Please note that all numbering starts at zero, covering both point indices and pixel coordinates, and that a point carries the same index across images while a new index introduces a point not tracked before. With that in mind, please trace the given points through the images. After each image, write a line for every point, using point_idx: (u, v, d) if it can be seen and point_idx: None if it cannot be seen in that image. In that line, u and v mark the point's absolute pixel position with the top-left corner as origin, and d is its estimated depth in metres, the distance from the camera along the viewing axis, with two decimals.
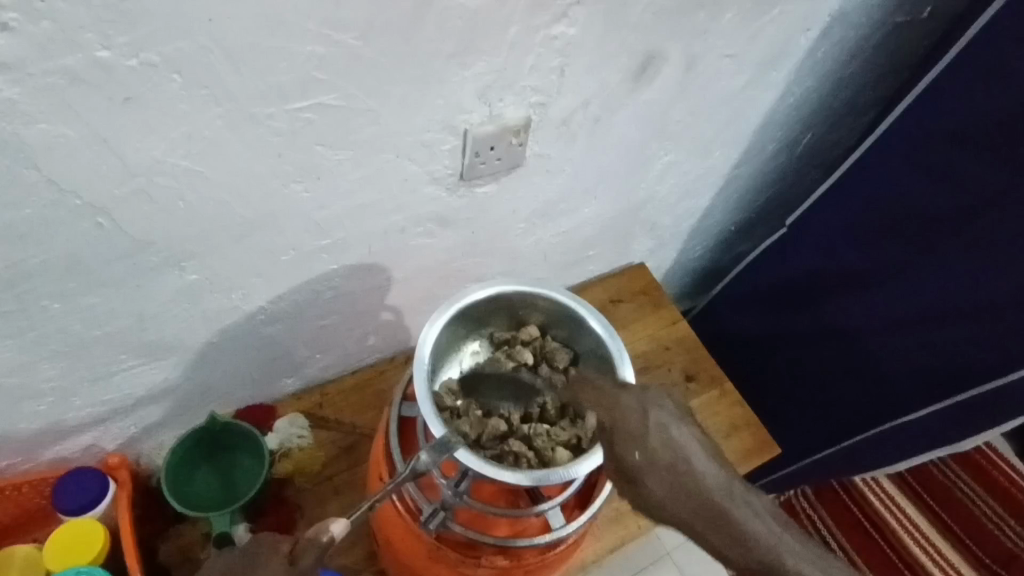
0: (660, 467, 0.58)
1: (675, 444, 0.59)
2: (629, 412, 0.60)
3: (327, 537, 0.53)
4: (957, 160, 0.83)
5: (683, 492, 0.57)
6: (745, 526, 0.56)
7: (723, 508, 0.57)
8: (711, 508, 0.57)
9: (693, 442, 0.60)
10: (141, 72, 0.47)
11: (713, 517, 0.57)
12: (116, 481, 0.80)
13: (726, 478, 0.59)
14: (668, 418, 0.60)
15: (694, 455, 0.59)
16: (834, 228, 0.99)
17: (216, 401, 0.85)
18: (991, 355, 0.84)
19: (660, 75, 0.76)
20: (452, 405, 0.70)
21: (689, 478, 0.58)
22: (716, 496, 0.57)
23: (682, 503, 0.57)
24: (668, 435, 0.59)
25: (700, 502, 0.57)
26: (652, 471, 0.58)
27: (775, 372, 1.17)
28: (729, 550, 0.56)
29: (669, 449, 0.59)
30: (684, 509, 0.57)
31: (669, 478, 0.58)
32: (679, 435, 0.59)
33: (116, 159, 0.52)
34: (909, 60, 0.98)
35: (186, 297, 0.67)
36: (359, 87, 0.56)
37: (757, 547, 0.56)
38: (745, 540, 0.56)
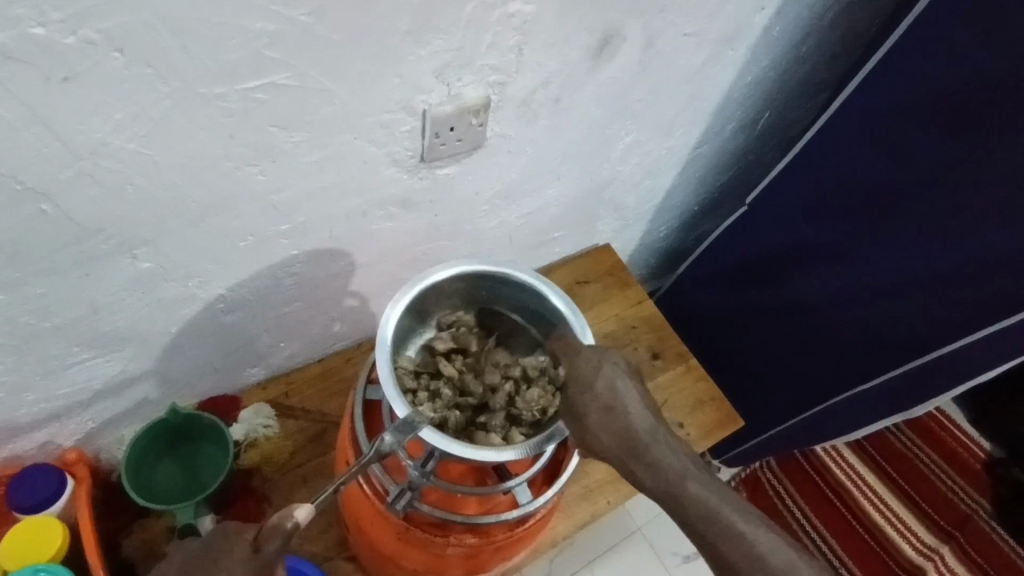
0: (599, 407, 0.64)
1: (615, 389, 0.64)
2: (581, 358, 0.66)
3: (292, 523, 0.52)
4: (905, 134, 0.86)
5: (616, 431, 0.63)
6: (666, 464, 0.62)
7: (650, 451, 0.62)
8: (637, 447, 0.63)
9: (635, 390, 0.65)
10: (80, 50, 0.45)
11: (639, 455, 0.63)
12: (76, 477, 0.79)
13: (656, 425, 0.64)
14: (613, 367, 0.65)
15: (631, 402, 0.64)
16: (792, 205, 1.02)
17: (177, 393, 0.83)
18: (943, 322, 0.87)
19: (619, 54, 0.76)
20: (411, 387, 0.71)
21: (623, 422, 0.63)
22: (643, 438, 0.63)
23: (613, 440, 0.63)
24: (612, 385, 0.64)
25: (628, 441, 0.63)
26: (591, 409, 0.64)
27: (739, 348, 1.19)
28: (647, 482, 0.62)
29: (609, 393, 0.64)
30: (613, 446, 0.63)
31: (604, 419, 0.63)
32: (621, 383, 0.64)
33: (57, 143, 0.50)
34: (861, 39, 1.00)
35: (140, 286, 0.65)
36: (312, 66, 0.55)
37: (671, 482, 0.61)
38: (663, 476, 0.62)
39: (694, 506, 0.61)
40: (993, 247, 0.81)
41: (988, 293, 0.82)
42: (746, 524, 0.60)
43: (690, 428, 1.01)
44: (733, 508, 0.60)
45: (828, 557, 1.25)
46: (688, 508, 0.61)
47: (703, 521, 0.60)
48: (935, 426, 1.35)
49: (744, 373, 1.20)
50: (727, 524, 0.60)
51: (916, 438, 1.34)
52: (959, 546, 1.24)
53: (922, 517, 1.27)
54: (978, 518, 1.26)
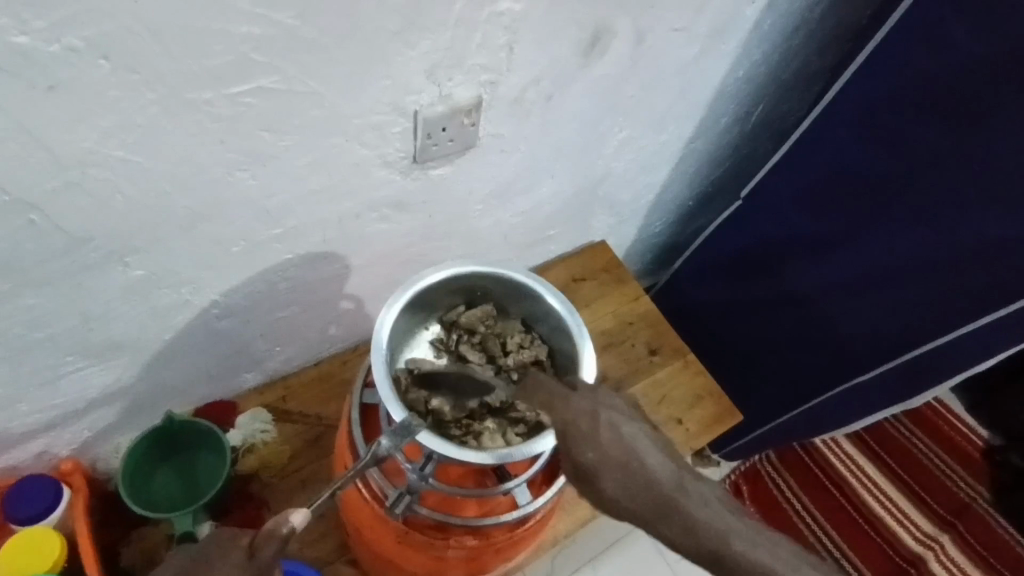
0: (614, 464, 0.58)
1: (626, 442, 0.60)
2: (579, 410, 0.60)
3: (287, 528, 0.52)
4: (898, 124, 0.85)
5: (637, 489, 0.58)
6: (694, 518, 0.56)
7: (673, 504, 0.57)
8: (662, 501, 0.57)
9: (642, 440, 0.60)
10: (64, 58, 0.45)
11: (663, 510, 0.57)
12: (72, 487, 0.78)
13: (677, 476, 0.59)
14: (621, 417, 0.61)
15: (643, 452, 0.60)
16: (787, 197, 1.01)
17: (172, 400, 0.82)
18: (940, 313, 0.88)
19: (610, 50, 0.76)
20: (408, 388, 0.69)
21: (640, 478, 0.58)
22: (665, 490, 0.58)
23: (637, 501, 0.58)
24: (619, 434, 0.60)
25: (652, 498, 0.58)
26: (605, 469, 0.59)
27: (736, 341, 1.20)
28: (675, 537, 0.57)
29: (619, 443, 0.59)
30: (634, 503, 0.58)
31: (623, 477, 0.58)
32: (626, 432, 0.60)
33: (45, 152, 0.49)
34: (853, 30, 1.00)
35: (131, 294, 0.65)
36: (300, 70, 0.55)
37: (709, 536, 0.56)
38: (696, 530, 0.56)
39: (734, 556, 0.55)
40: (987, 236, 0.81)
41: (984, 282, 0.82)
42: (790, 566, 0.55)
43: (689, 423, 1.01)
44: (776, 550, 0.56)
45: (828, 547, 1.25)
46: (729, 562, 0.55)
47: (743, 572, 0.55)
48: (933, 416, 1.35)
49: (742, 368, 1.20)
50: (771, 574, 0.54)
51: (914, 428, 1.34)
52: (959, 535, 1.25)
53: (923, 507, 1.27)
54: (978, 507, 1.27)
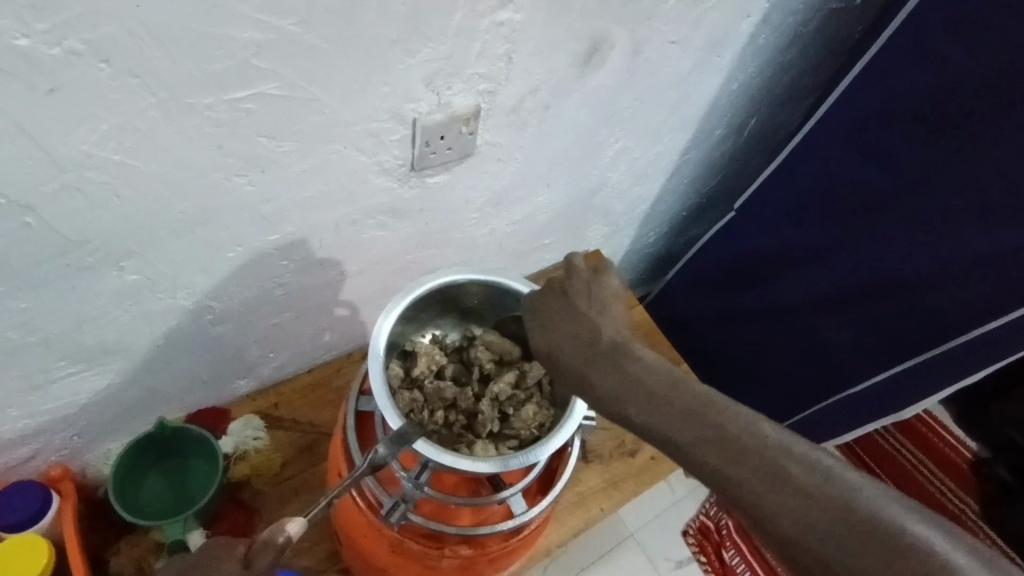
0: (559, 326, 0.63)
1: (583, 307, 0.63)
2: (543, 299, 0.65)
3: (283, 538, 0.52)
4: (890, 138, 0.86)
5: (572, 344, 0.61)
6: (630, 369, 0.57)
7: (607, 357, 0.59)
8: (593, 349, 0.60)
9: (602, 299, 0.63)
10: (65, 61, 0.44)
11: (592, 359, 0.60)
12: (61, 493, 0.77)
13: (625, 341, 0.60)
14: (582, 282, 0.63)
15: (599, 320, 0.62)
16: (780, 209, 1.02)
17: (164, 406, 0.82)
18: (931, 324, 0.89)
19: (607, 61, 0.77)
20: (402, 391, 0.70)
21: (582, 334, 0.61)
22: (605, 347, 0.60)
23: (569, 354, 0.61)
24: (576, 303, 0.63)
25: (589, 346, 0.60)
26: (541, 332, 0.64)
27: (728, 352, 1.20)
28: (602, 388, 0.58)
29: (564, 307, 0.63)
30: (571, 360, 0.61)
31: (563, 334, 0.62)
32: (584, 300, 0.63)
33: (43, 155, 0.49)
34: (845, 46, 1.01)
35: (125, 298, 0.64)
36: (300, 76, 0.55)
37: (638, 387, 0.56)
38: (626, 380, 0.57)
39: (672, 421, 0.54)
40: (977, 250, 0.82)
41: (973, 295, 0.83)
42: (749, 430, 0.50)
43: None
44: (742, 416, 0.52)
45: None
46: (655, 413, 0.54)
47: (682, 429, 0.52)
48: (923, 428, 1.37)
49: (736, 378, 1.21)
50: (722, 434, 0.51)
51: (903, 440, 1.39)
52: None
53: None
54: (965, 519, 1.29)
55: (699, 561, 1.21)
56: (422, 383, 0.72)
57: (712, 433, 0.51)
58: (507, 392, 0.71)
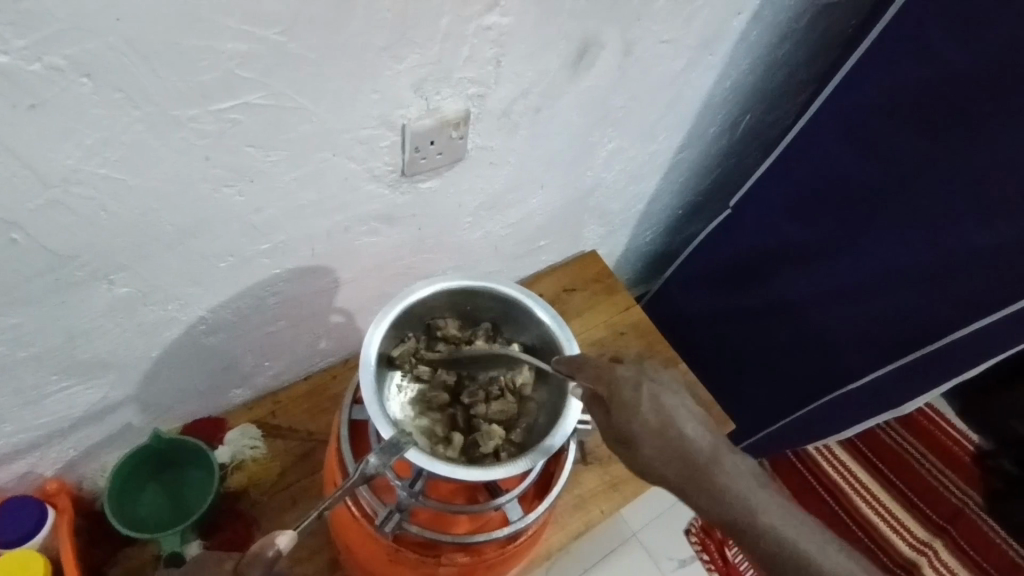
0: (653, 434, 0.57)
1: (671, 409, 0.59)
2: (625, 382, 0.58)
3: (272, 551, 0.51)
4: (884, 134, 0.86)
5: (675, 458, 0.57)
6: (733, 490, 0.56)
7: (712, 474, 0.57)
8: (698, 471, 0.57)
9: (685, 411, 0.59)
10: (46, 77, 0.44)
11: (699, 477, 0.57)
12: (56, 508, 0.77)
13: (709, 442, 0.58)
14: (664, 388, 0.60)
15: (682, 421, 0.59)
16: (774, 206, 1.02)
17: (161, 417, 0.81)
18: (930, 319, 0.88)
19: (598, 61, 0.76)
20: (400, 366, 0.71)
21: (683, 449, 0.57)
22: (705, 462, 0.57)
23: (673, 470, 0.57)
24: (660, 399, 0.58)
25: (683, 457, 0.57)
26: (645, 435, 0.57)
27: (727, 351, 1.20)
28: (711, 508, 0.57)
29: (660, 415, 0.58)
30: (671, 473, 0.57)
31: (659, 446, 0.57)
32: (669, 403, 0.59)
33: (27, 170, 0.48)
34: (837, 40, 1.01)
35: (117, 311, 0.64)
36: (287, 85, 0.54)
37: (741, 510, 0.56)
38: (730, 502, 0.56)
39: (761, 535, 0.55)
40: (976, 245, 0.81)
41: (974, 289, 0.82)
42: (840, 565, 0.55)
43: None
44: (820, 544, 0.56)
45: None
46: (762, 541, 0.56)
47: (781, 556, 0.55)
48: (925, 422, 1.36)
49: (736, 375, 1.20)
50: (810, 563, 0.54)
51: (905, 433, 1.36)
52: (952, 540, 1.27)
53: (916, 513, 1.29)
54: (969, 512, 1.28)
55: (702, 560, 1.20)
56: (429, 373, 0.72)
57: (791, 549, 0.55)
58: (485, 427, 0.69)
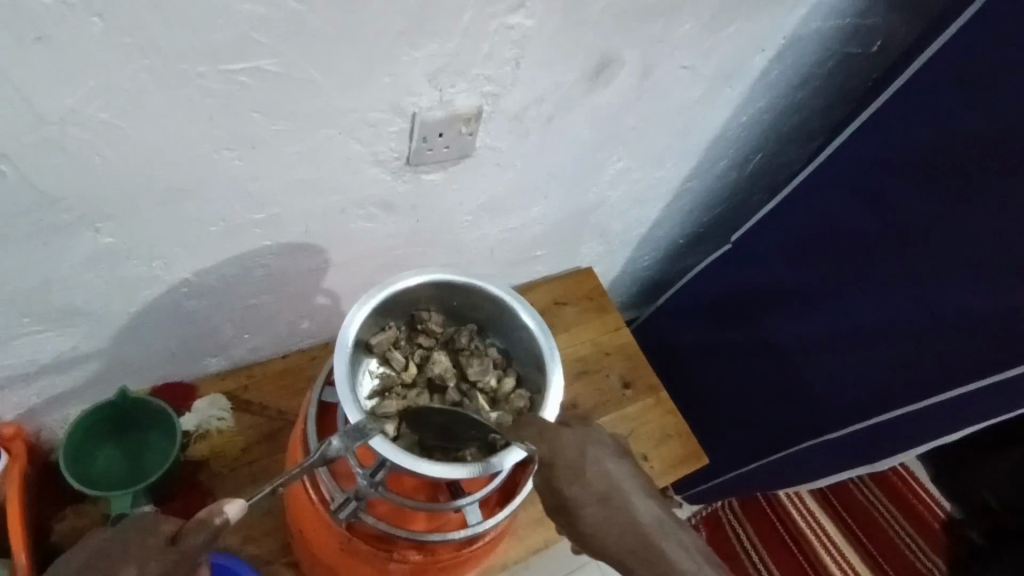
0: (594, 499, 0.55)
1: (611, 479, 0.56)
2: (566, 443, 0.57)
3: (220, 519, 0.52)
4: (891, 188, 0.86)
5: (615, 527, 0.54)
6: (682, 563, 0.52)
7: (658, 544, 0.53)
8: (643, 544, 0.53)
9: (629, 480, 0.56)
10: (56, 11, 0.43)
11: (644, 549, 0.53)
12: (10, 454, 0.75)
13: (658, 518, 0.54)
14: (603, 455, 0.57)
15: (627, 491, 0.55)
16: (774, 246, 1.02)
17: (130, 376, 0.80)
18: (914, 379, 0.87)
19: (616, 78, 0.76)
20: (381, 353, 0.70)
21: (626, 519, 0.54)
22: (649, 531, 0.53)
23: (617, 542, 0.53)
24: (602, 466, 0.56)
25: (630, 531, 0.53)
26: (584, 501, 0.55)
27: (711, 385, 1.19)
28: None
29: (605, 482, 0.55)
30: (615, 548, 0.53)
31: (603, 514, 0.54)
32: (612, 471, 0.56)
33: (24, 104, 0.48)
34: (855, 92, 1.02)
35: (99, 261, 0.63)
36: (300, 56, 0.54)
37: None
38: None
39: None
40: (968, 310, 0.81)
41: (961, 355, 0.82)
42: None
43: (654, 461, 1.00)
44: None
45: None
46: None
47: None
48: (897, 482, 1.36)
49: (715, 412, 1.20)
50: None
51: (877, 491, 1.36)
52: None
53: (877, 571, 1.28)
54: None
55: None
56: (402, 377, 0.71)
57: None
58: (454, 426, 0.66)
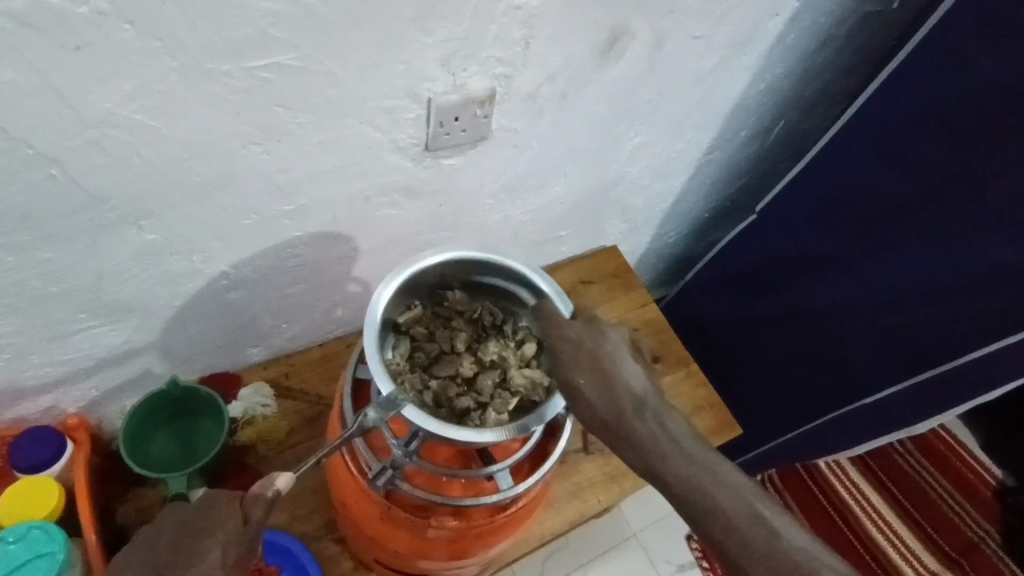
0: (582, 365, 0.59)
1: (603, 353, 0.60)
2: (568, 336, 0.62)
3: (272, 491, 0.56)
4: (916, 144, 0.85)
5: (599, 400, 0.58)
6: (653, 441, 0.55)
7: (632, 425, 0.56)
8: (621, 412, 0.57)
9: (627, 366, 0.60)
10: (91, 19, 0.47)
11: (621, 430, 0.57)
12: (75, 442, 0.81)
13: (642, 396, 0.58)
14: (598, 339, 0.61)
15: (617, 369, 0.59)
16: (799, 212, 1.01)
17: (179, 367, 0.85)
18: (949, 336, 0.86)
19: (627, 52, 0.77)
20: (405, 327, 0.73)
21: (609, 389, 0.58)
22: (629, 407, 0.57)
23: (596, 407, 0.57)
24: (595, 350, 0.60)
25: (610, 399, 0.57)
26: (574, 370, 0.59)
27: (742, 358, 1.19)
28: (635, 460, 0.55)
29: (598, 369, 0.59)
30: (591, 414, 0.58)
31: (587, 382, 0.59)
32: (608, 356, 0.60)
33: (67, 109, 0.51)
34: (878, 50, 1.00)
35: (144, 257, 0.67)
36: (316, 48, 0.57)
37: (655, 454, 0.54)
38: (646, 447, 0.55)
39: (679, 486, 0.53)
40: (1002, 263, 0.80)
41: (996, 307, 0.81)
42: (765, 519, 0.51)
43: None
44: (734, 503, 0.52)
45: None
46: (677, 492, 0.53)
47: (699, 508, 0.52)
48: (948, 453, 1.35)
49: (748, 385, 1.19)
50: (724, 515, 0.51)
51: (924, 459, 1.34)
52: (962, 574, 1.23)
53: (927, 542, 1.26)
54: (984, 546, 1.25)
55: (701, 566, 1.19)
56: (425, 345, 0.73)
57: (707, 497, 0.52)
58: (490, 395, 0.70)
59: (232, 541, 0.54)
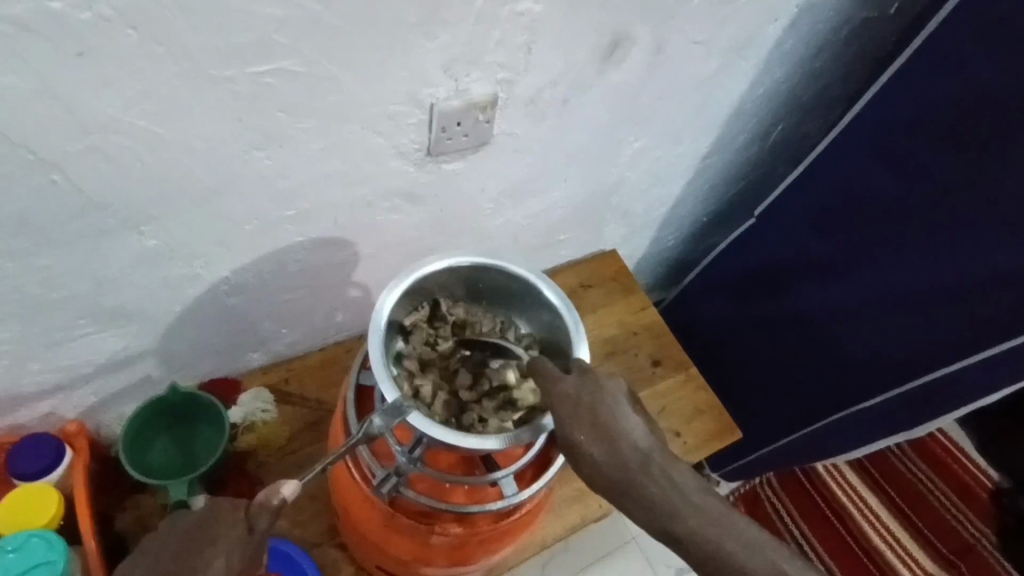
0: (586, 435, 0.58)
1: (605, 411, 0.59)
2: (563, 390, 0.60)
3: (278, 499, 0.54)
4: (915, 149, 0.86)
5: (606, 463, 0.57)
6: (663, 499, 0.55)
7: (642, 484, 0.56)
8: (629, 478, 0.56)
9: (628, 420, 0.59)
10: (95, 25, 0.47)
11: (630, 490, 0.56)
12: (74, 449, 0.80)
13: (648, 452, 0.58)
14: (598, 396, 0.60)
15: (621, 426, 0.59)
16: (798, 216, 1.01)
17: (178, 372, 0.84)
18: (946, 340, 0.86)
19: (628, 57, 0.77)
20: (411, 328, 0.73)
21: (614, 449, 0.58)
22: (634, 468, 0.57)
23: (604, 471, 0.57)
24: (598, 407, 0.59)
25: (616, 466, 0.57)
26: (582, 438, 0.58)
27: (741, 361, 1.19)
28: (648, 521, 0.56)
29: (600, 423, 0.59)
30: (598, 475, 0.58)
31: (591, 451, 0.58)
32: (609, 412, 0.59)
33: (69, 115, 0.51)
34: (876, 56, 1.00)
35: (144, 262, 0.67)
36: (320, 54, 0.56)
37: (666, 515, 0.55)
38: (656, 509, 0.55)
39: (688, 537, 0.54)
40: (998, 268, 0.80)
41: (993, 312, 0.81)
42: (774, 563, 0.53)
43: (688, 436, 1.01)
44: (743, 552, 0.53)
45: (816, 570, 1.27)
46: (688, 545, 0.54)
47: (710, 559, 0.53)
48: (945, 455, 1.35)
49: (747, 388, 1.20)
50: (735, 564, 0.53)
51: (920, 460, 1.34)
52: None
53: (924, 543, 1.26)
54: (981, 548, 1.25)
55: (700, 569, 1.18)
56: (429, 351, 0.73)
57: (715, 548, 0.53)
58: (492, 401, 0.70)
59: (237, 549, 0.54)
